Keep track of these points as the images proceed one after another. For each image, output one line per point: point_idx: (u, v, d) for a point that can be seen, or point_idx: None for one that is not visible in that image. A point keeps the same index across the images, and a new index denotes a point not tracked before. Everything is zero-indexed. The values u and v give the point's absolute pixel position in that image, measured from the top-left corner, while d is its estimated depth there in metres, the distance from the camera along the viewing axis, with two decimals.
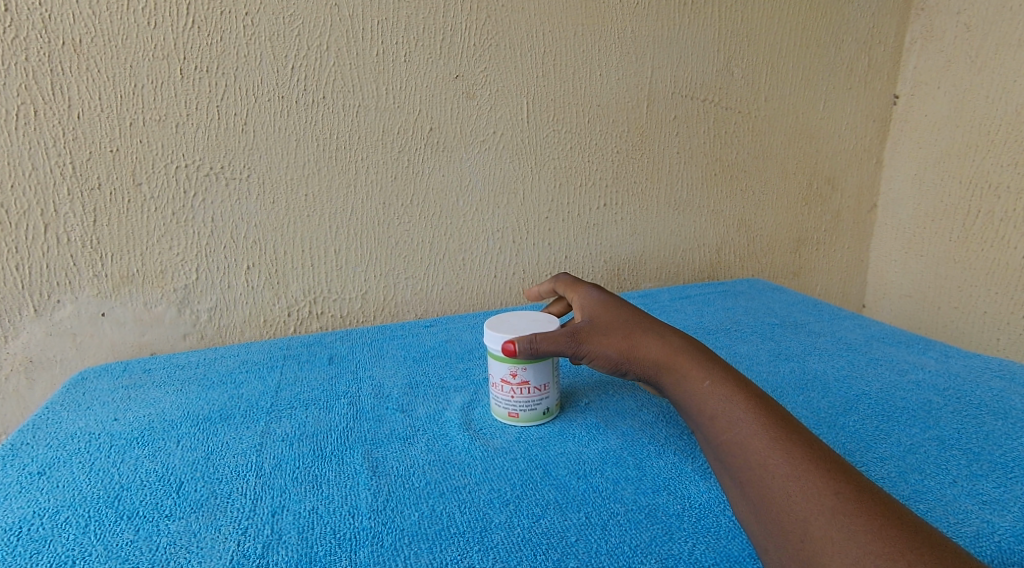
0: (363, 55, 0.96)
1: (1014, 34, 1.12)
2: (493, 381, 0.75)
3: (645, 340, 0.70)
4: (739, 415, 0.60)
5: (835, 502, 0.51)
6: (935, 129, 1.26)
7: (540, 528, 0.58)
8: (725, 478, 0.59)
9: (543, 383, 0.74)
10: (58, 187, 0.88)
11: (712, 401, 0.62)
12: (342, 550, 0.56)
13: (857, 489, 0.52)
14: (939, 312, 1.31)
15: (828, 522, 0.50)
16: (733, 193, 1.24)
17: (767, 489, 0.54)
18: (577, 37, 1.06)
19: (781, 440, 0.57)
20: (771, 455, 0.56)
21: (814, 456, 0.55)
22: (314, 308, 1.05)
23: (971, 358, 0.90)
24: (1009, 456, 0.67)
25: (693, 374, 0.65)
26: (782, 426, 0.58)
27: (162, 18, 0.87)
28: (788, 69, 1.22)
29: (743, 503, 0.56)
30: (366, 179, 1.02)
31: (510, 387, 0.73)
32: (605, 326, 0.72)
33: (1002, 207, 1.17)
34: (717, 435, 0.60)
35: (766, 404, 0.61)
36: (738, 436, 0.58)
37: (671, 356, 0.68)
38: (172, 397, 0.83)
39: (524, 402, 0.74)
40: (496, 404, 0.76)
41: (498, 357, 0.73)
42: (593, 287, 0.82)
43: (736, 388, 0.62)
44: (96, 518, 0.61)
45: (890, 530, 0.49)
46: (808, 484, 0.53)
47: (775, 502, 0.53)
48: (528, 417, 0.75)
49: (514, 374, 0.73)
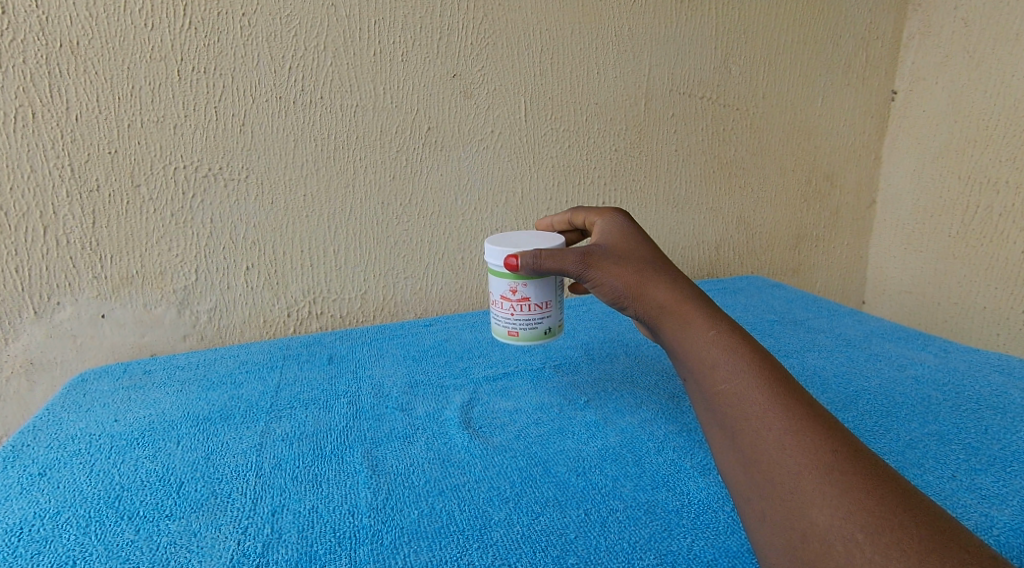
0: (360, 55, 0.97)
1: (1012, 29, 1.12)
2: (494, 300, 0.76)
3: (655, 281, 0.66)
4: (741, 367, 0.57)
5: (831, 459, 0.51)
6: (934, 125, 1.26)
7: (539, 525, 0.59)
8: (715, 427, 0.57)
9: (544, 301, 0.74)
10: (56, 189, 0.88)
11: (714, 350, 0.60)
12: (341, 549, 0.56)
13: (853, 449, 0.51)
14: (938, 308, 1.31)
15: (821, 477, 0.50)
16: (732, 189, 1.24)
17: (762, 442, 0.53)
18: (573, 36, 1.06)
19: (781, 397, 0.55)
20: (771, 409, 0.54)
21: (814, 414, 0.54)
22: (314, 308, 1.06)
23: (970, 353, 0.90)
24: (1008, 451, 0.67)
25: (698, 322, 0.62)
26: (782, 382, 0.56)
27: (158, 19, 0.87)
28: (786, 66, 1.22)
29: (731, 454, 0.55)
30: (364, 179, 1.02)
31: (510, 305, 0.74)
32: (620, 254, 0.68)
33: (1001, 202, 1.17)
34: (714, 384, 0.58)
35: (768, 359, 0.59)
36: (737, 388, 0.57)
37: (680, 301, 0.64)
38: (172, 398, 0.83)
39: (524, 320, 0.75)
40: (498, 324, 0.77)
41: (498, 273, 0.73)
42: (620, 212, 0.76)
43: (742, 340, 0.60)
44: (97, 519, 0.61)
45: (882, 489, 0.48)
46: (805, 440, 0.52)
47: (768, 454, 0.52)
48: (529, 335, 0.76)
49: (514, 290, 0.74)
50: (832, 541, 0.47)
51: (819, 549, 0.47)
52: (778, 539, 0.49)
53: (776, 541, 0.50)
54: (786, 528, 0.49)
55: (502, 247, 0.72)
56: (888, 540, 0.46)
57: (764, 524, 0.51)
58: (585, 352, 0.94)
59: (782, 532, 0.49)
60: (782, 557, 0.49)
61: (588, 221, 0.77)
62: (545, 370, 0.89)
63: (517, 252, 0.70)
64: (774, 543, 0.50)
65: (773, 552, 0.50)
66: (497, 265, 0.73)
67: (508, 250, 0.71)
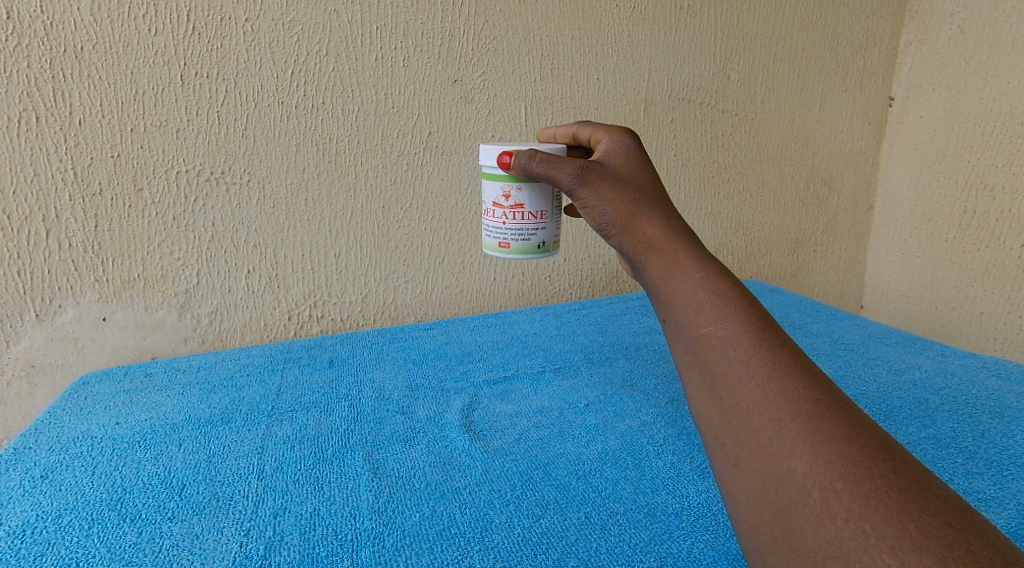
0: (362, 60, 0.97)
1: (1009, 36, 1.14)
2: (488, 207, 0.76)
3: (649, 215, 0.62)
4: (727, 311, 0.54)
5: (814, 408, 0.47)
6: (931, 131, 1.27)
7: (539, 528, 0.59)
8: (692, 371, 0.54)
9: (539, 211, 0.74)
10: (59, 193, 0.89)
11: (700, 292, 0.56)
12: (343, 551, 0.57)
13: (838, 399, 0.48)
14: (937, 313, 1.32)
15: (803, 426, 0.47)
16: (731, 194, 1.25)
17: (741, 387, 0.50)
18: (573, 42, 1.07)
19: (767, 343, 0.51)
20: (755, 356, 0.51)
21: (799, 362, 0.50)
22: (314, 312, 1.06)
23: (967, 358, 0.91)
24: (1005, 454, 0.68)
25: (685, 262, 0.58)
26: (769, 329, 0.53)
27: (163, 24, 0.88)
28: (784, 71, 1.22)
29: (706, 398, 0.52)
30: (365, 183, 1.02)
31: (503, 212, 0.74)
32: (620, 179, 0.65)
33: (998, 208, 1.18)
34: (696, 326, 0.54)
35: (756, 305, 0.55)
36: (722, 331, 0.53)
37: (670, 239, 0.60)
38: (173, 400, 0.83)
39: (517, 229, 0.74)
40: (490, 234, 0.76)
41: (492, 176, 0.73)
42: (631, 132, 0.70)
43: (731, 284, 0.56)
44: (99, 521, 0.61)
45: (864, 440, 0.46)
46: (789, 387, 0.49)
47: (748, 400, 0.49)
48: (521, 247, 0.75)
49: (508, 195, 0.73)
50: (809, 490, 0.45)
51: (794, 496, 0.45)
52: (750, 487, 0.47)
53: (748, 491, 0.48)
54: (760, 475, 0.47)
55: (498, 148, 0.72)
56: (867, 490, 0.43)
57: (736, 471, 0.49)
58: (584, 355, 0.95)
59: (755, 480, 0.47)
60: (753, 505, 0.47)
61: (595, 136, 0.72)
62: (546, 373, 0.89)
63: (511, 150, 0.70)
64: (745, 492, 0.48)
65: (744, 500, 0.48)
66: (491, 166, 0.73)
67: (504, 149, 0.71)
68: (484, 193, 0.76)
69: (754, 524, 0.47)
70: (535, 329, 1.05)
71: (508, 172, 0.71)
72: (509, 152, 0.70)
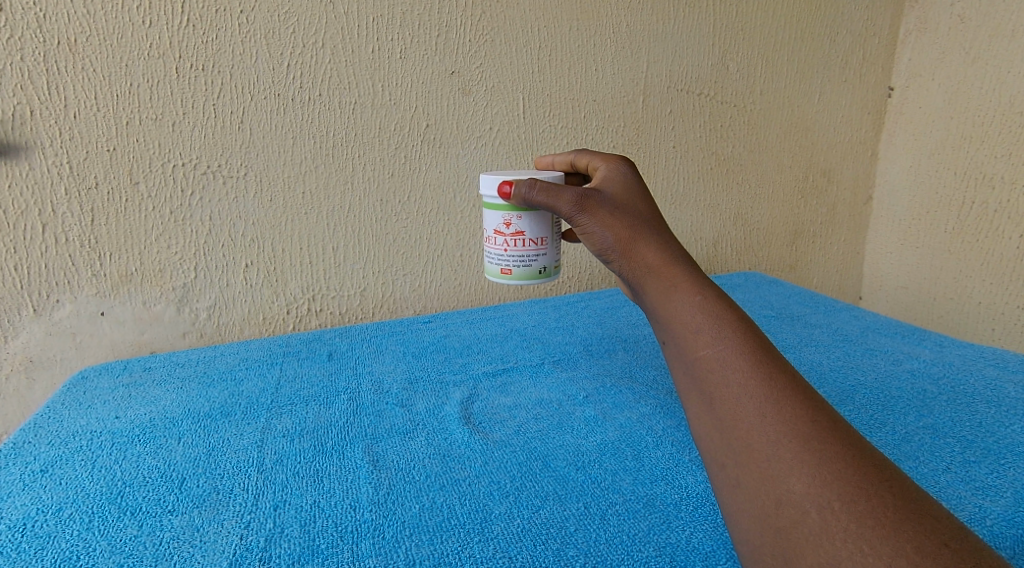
0: (358, 52, 0.97)
1: (1008, 25, 1.13)
2: (489, 235, 0.76)
3: (647, 239, 0.62)
4: (725, 333, 0.53)
5: (811, 430, 0.47)
6: (931, 121, 1.27)
7: (539, 519, 0.59)
8: (691, 391, 0.54)
9: (539, 237, 0.74)
10: (55, 187, 0.88)
11: (698, 315, 0.55)
12: (343, 543, 0.57)
13: (834, 421, 0.48)
14: (936, 303, 1.32)
15: (801, 448, 0.47)
16: (730, 185, 1.25)
17: (739, 409, 0.50)
18: (572, 32, 1.07)
19: (764, 364, 0.51)
20: (753, 378, 0.51)
21: (797, 385, 0.50)
22: (313, 305, 1.06)
23: (966, 347, 0.91)
24: (1003, 443, 0.68)
25: (684, 285, 0.58)
26: (766, 350, 0.53)
27: (157, 15, 0.87)
28: (783, 61, 1.22)
29: (705, 417, 0.52)
30: (363, 176, 1.02)
31: (504, 240, 0.74)
32: (618, 205, 0.64)
33: (997, 198, 1.18)
34: (695, 348, 0.54)
35: (753, 326, 0.55)
36: (720, 352, 0.53)
37: (669, 263, 0.60)
38: (172, 395, 0.83)
39: (518, 256, 0.74)
40: (490, 262, 0.76)
41: (492, 205, 0.73)
42: (627, 161, 0.70)
43: (729, 306, 0.55)
44: (99, 515, 0.61)
45: (860, 460, 0.46)
46: (786, 408, 0.49)
47: (745, 421, 0.49)
48: (522, 273, 0.75)
49: (508, 224, 0.73)
50: (807, 509, 0.45)
51: (794, 516, 0.45)
52: (749, 504, 0.47)
53: (747, 505, 0.47)
54: (759, 495, 0.47)
55: (496, 178, 0.72)
56: (864, 510, 0.43)
57: (736, 490, 0.48)
58: (584, 348, 0.95)
59: (755, 499, 0.47)
60: (753, 523, 0.47)
61: (592, 164, 0.72)
62: (544, 366, 0.89)
63: (511, 180, 0.70)
64: (743, 506, 0.48)
65: (744, 518, 0.48)
66: (491, 195, 0.73)
67: (502, 179, 0.71)
68: (484, 221, 0.76)
69: (752, 542, 0.47)
70: (534, 321, 1.05)
71: (508, 202, 0.72)
72: (508, 183, 0.71)
